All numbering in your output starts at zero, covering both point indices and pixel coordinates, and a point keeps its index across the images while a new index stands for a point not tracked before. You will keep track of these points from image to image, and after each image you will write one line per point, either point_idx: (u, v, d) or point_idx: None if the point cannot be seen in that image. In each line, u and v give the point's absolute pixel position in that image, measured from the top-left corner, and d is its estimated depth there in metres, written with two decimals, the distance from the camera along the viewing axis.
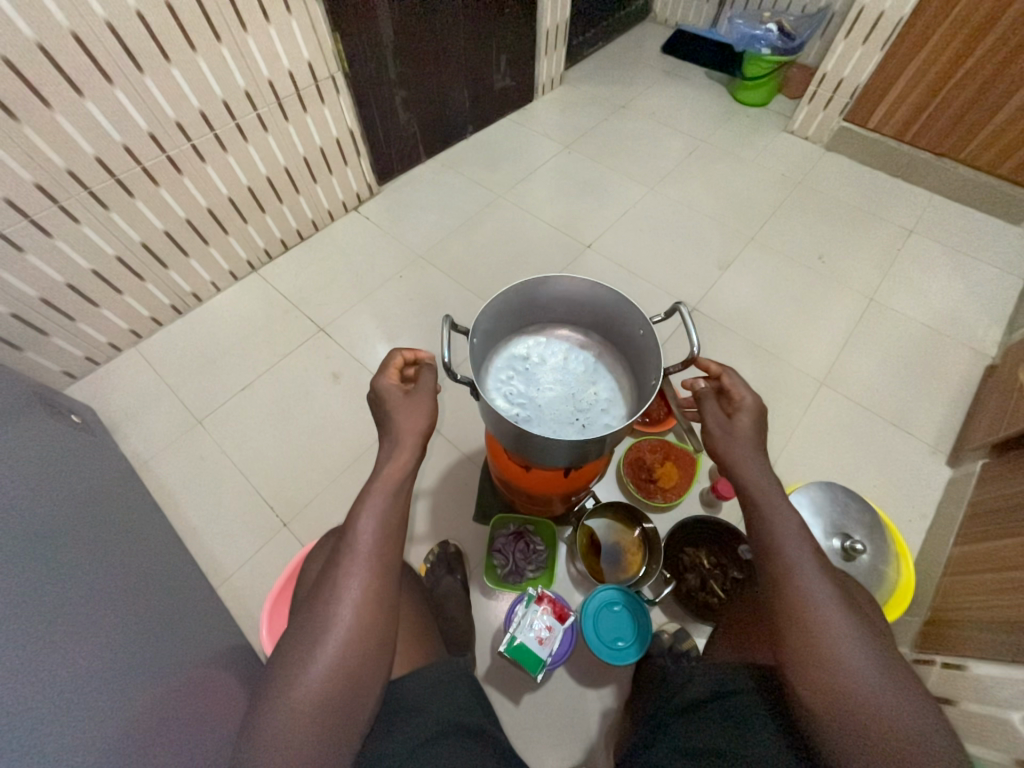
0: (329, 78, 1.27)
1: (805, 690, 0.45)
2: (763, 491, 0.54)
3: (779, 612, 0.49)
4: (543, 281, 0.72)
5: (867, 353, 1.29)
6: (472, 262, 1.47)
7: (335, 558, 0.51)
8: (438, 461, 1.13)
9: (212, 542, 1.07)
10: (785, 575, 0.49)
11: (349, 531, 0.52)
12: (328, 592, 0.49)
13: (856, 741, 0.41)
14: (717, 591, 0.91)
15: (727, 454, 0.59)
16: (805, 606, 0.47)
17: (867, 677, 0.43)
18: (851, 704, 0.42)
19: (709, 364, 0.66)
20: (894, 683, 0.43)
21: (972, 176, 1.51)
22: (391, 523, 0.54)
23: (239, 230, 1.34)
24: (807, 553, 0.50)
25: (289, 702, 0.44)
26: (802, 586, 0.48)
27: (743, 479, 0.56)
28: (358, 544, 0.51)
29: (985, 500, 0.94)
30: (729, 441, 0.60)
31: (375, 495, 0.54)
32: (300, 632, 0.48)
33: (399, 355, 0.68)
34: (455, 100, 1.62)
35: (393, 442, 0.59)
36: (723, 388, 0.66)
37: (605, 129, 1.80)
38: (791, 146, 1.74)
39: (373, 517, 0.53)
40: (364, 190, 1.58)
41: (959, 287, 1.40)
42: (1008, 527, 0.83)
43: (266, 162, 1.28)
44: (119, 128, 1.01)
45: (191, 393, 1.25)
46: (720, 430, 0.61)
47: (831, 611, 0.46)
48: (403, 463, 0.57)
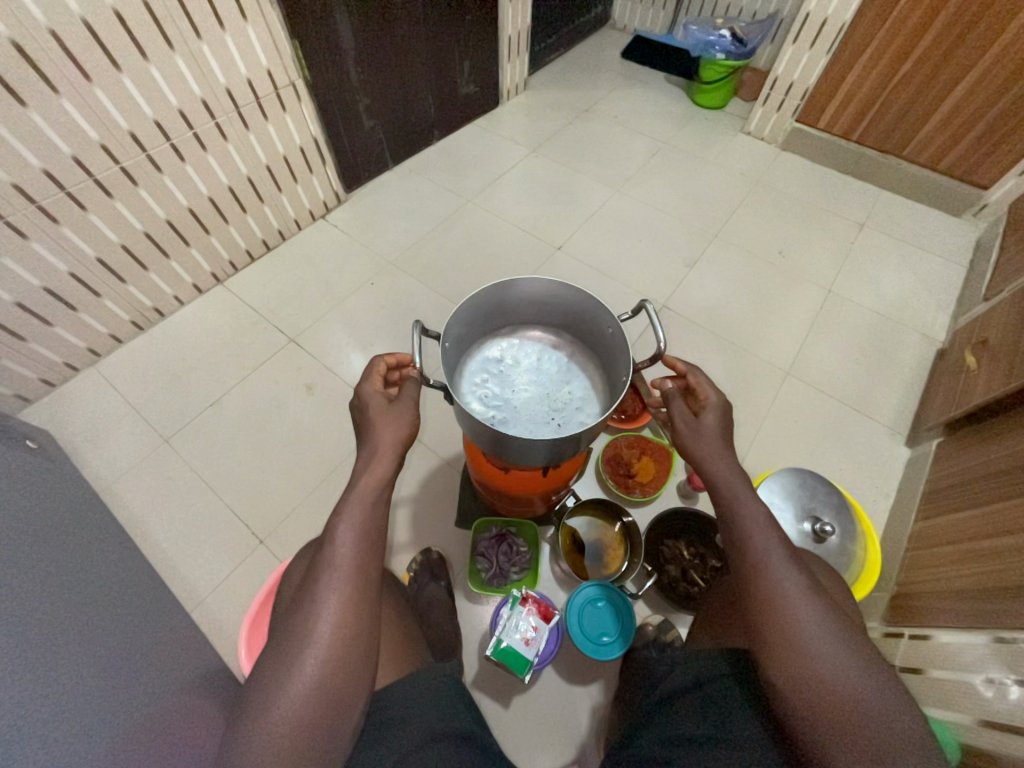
0: (290, 86, 1.25)
1: (778, 675, 0.46)
2: (731, 485, 0.56)
3: (752, 601, 0.50)
4: (513, 284, 0.72)
5: (828, 342, 1.35)
6: (443, 268, 1.47)
7: (314, 572, 0.50)
8: (417, 468, 1.12)
9: (184, 564, 1.03)
10: (753, 563, 0.51)
11: (327, 544, 0.51)
12: (306, 608, 0.48)
13: (828, 724, 0.43)
14: (698, 580, 0.94)
15: (696, 450, 0.61)
16: (775, 593, 0.49)
17: (835, 661, 0.45)
18: (822, 688, 0.44)
19: (676, 363, 0.68)
20: (857, 661, 0.45)
21: (915, 172, 1.60)
22: (370, 534, 0.53)
23: (202, 241, 1.31)
24: (776, 543, 0.52)
25: (268, 723, 0.43)
26: (772, 576, 0.50)
27: (712, 474, 0.58)
28: (337, 557, 0.50)
29: (942, 476, 1.00)
30: (696, 437, 0.62)
31: (353, 506, 0.53)
32: (279, 650, 0.47)
33: (381, 362, 0.68)
34: (420, 105, 1.62)
35: (371, 452, 0.58)
36: (689, 387, 0.68)
37: (570, 133, 1.83)
38: (749, 146, 1.81)
39: (351, 529, 0.52)
40: (331, 197, 1.56)
41: (909, 277, 1.47)
42: (964, 501, 0.88)
43: (227, 171, 1.25)
44: (68, 140, 0.97)
45: (157, 411, 1.21)
46: (688, 429, 0.63)
47: (797, 597, 0.48)
48: (381, 473, 0.56)
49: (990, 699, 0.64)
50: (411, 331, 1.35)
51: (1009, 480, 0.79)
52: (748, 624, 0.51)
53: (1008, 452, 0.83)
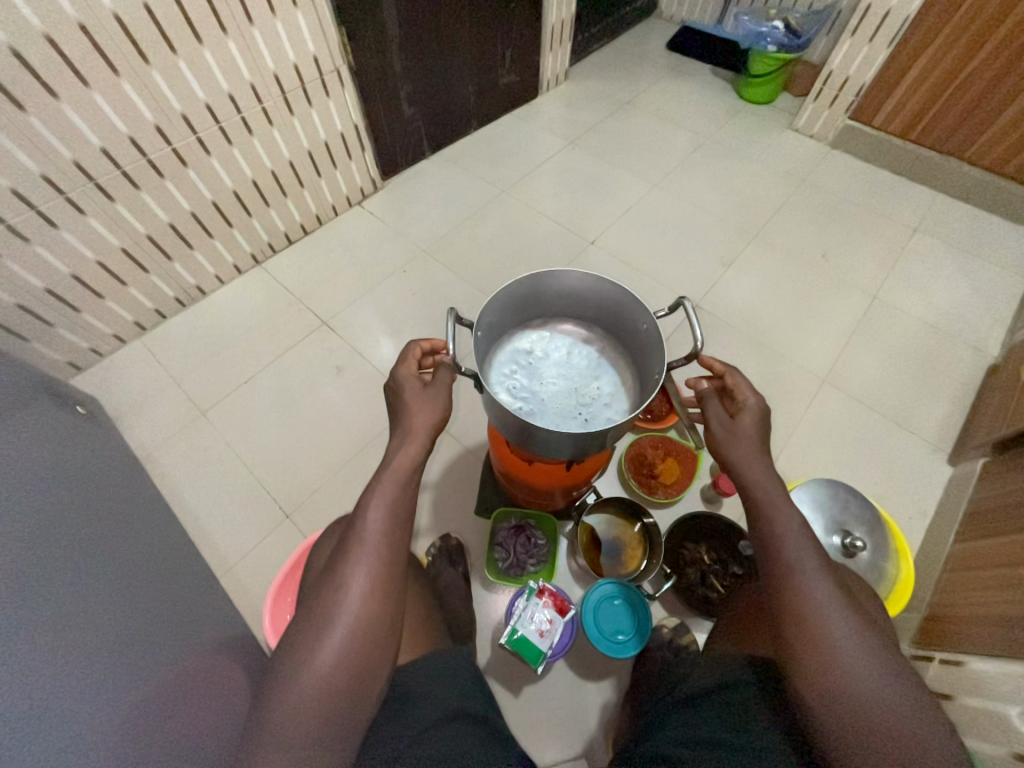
0: (335, 72, 1.27)
1: (806, 687, 0.45)
2: (765, 490, 0.55)
3: (782, 610, 0.49)
4: (548, 275, 0.72)
5: (870, 351, 1.29)
6: (475, 258, 1.47)
7: (345, 545, 0.52)
8: (440, 455, 1.13)
9: (215, 532, 1.08)
10: (786, 571, 0.50)
11: (358, 520, 0.53)
12: (336, 580, 0.50)
13: (858, 740, 0.42)
14: (718, 586, 0.92)
15: (729, 453, 0.59)
16: (808, 603, 0.48)
17: (868, 678, 0.44)
18: (853, 703, 0.43)
19: (714, 363, 0.66)
20: (892, 679, 0.44)
21: (977, 175, 1.51)
22: (399, 514, 0.54)
23: (244, 223, 1.34)
24: (811, 552, 0.50)
25: (297, 685, 0.45)
26: (806, 587, 0.48)
27: (746, 477, 0.56)
28: (367, 534, 0.52)
29: (988, 497, 0.94)
30: (731, 439, 0.60)
31: (385, 485, 0.54)
32: (309, 618, 0.49)
33: (416, 347, 0.69)
34: (459, 94, 1.61)
35: (404, 433, 0.59)
36: (726, 388, 0.67)
37: (610, 126, 1.80)
38: (796, 144, 1.74)
39: (382, 507, 0.53)
40: (368, 184, 1.58)
41: (962, 287, 1.39)
42: (1010, 525, 0.83)
43: (271, 155, 1.28)
44: (125, 120, 1.02)
45: (195, 385, 1.26)
46: (723, 431, 0.61)
47: (832, 609, 0.47)
48: (412, 455, 0.57)
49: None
50: (441, 319, 1.36)
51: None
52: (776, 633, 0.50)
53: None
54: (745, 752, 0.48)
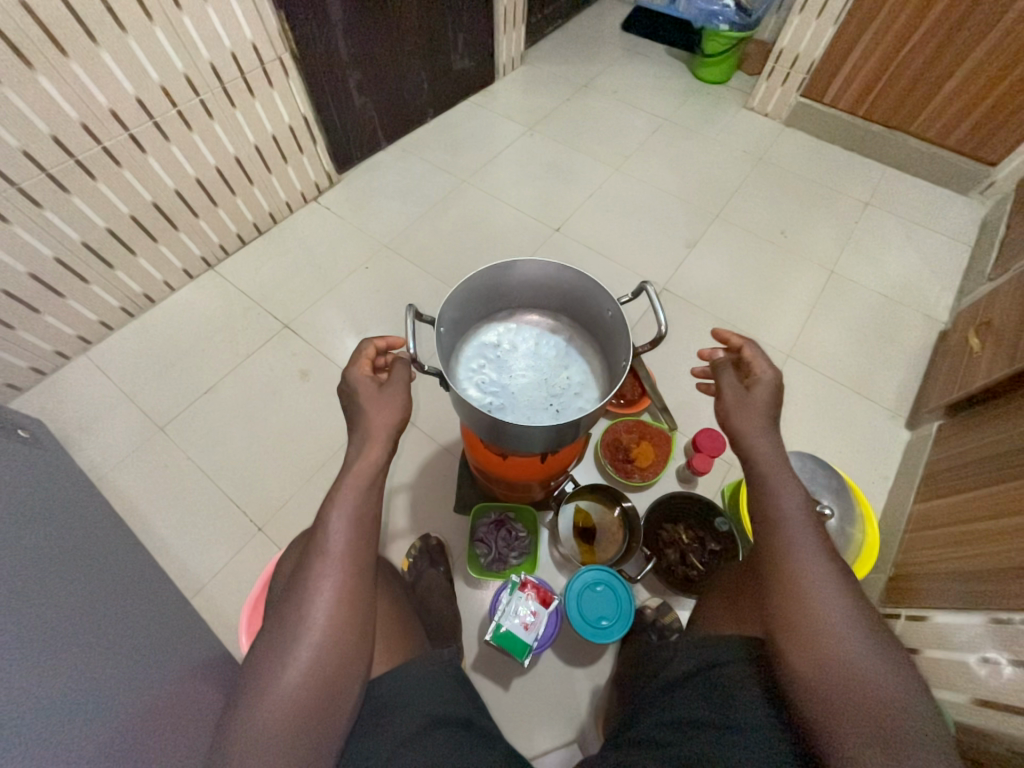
0: (277, 60, 1.20)
1: (795, 656, 0.47)
2: (769, 465, 0.56)
3: (773, 584, 0.51)
4: (509, 266, 0.70)
5: (830, 324, 1.33)
6: (440, 251, 1.44)
7: (307, 558, 0.50)
8: (414, 453, 1.12)
9: (183, 551, 1.03)
10: (781, 546, 0.52)
11: (319, 531, 0.50)
12: (299, 595, 0.48)
13: (839, 703, 0.43)
14: (696, 563, 0.94)
15: (738, 423, 0.60)
16: (795, 575, 0.50)
17: (850, 644, 0.45)
18: (834, 669, 0.44)
19: (730, 335, 0.66)
20: (880, 654, 0.45)
21: (922, 148, 1.56)
22: (363, 522, 0.52)
23: (190, 225, 1.27)
24: (803, 524, 0.53)
25: (264, 706, 0.43)
26: (796, 560, 0.51)
27: (751, 448, 0.58)
28: (330, 544, 0.50)
29: (945, 457, 0.99)
30: (742, 411, 0.60)
31: (345, 493, 0.52)
32: (275, 636, 0.47)
33: (370, 345, 0.66)
34: (413, 81, 1.56)
35: (363, 437, 0.57)
36: (742, 361, 0.66)
37: (568, 110, 1.77)
38: (752, 123, 1.76)
39: (344, 516, 0.51)
40: (322, 178, 1.52)
41: (913, 257, 1.45)
42: (967, 481, 0.88)
43: (215, 152, 1.21)
44: (46, 119, 0.94)
45: (150, 400, 1.19)
46: (734, 400, 0.61)
47: (823, 583, 0.49)
48: (373, 459, 0.55)
49: (984, 677, 0.65)
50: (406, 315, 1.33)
51: (1015, 461, 0.78)
52: (767, 607, 0.51)
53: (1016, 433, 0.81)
54: (730, 730, 0.49)
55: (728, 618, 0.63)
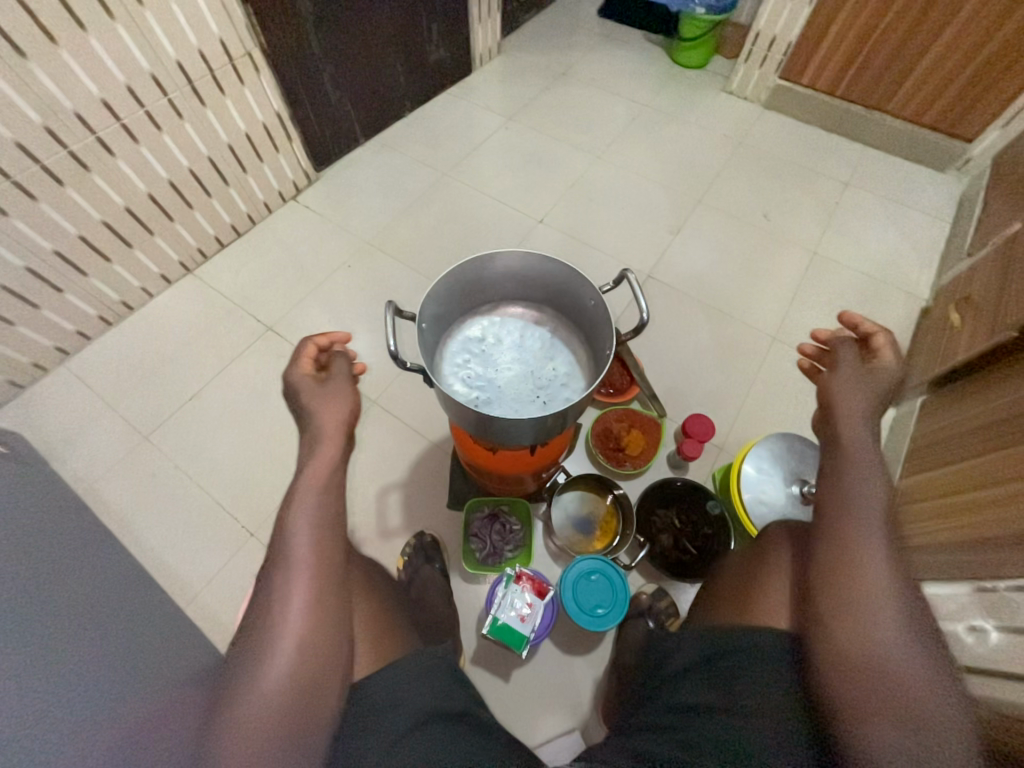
0: (246, 56, 1.18)
1: (838, 631, 0.47)
2: (862, 447, 0.54)
3: (827, 569, 0.50)
4: (490, 259, 0.69)
5: (814, 306, 1.34)
6: (422, 246, 1.42)
7: (272, 563, 0.50)
8: (405, 452, 1.11)
9: (174, 561, 1.02)
10: (842, 539, 0.50)
11: (280, 536, 0.50)
12: (268, 601, 0.47)
13: (874, 683, 0.44)
14: (690, 548, 0.95)
15: (841, 400, 0.58)
16: (852, 556, 0.49)
17: (896, 631, 0.45)
18: (874, 651, 0.45)
19: (863, 320, 0.61)
20: (929, 662, 0.44)
21: (899, 126, 1.57)
22: (325, 520, 0.52)
23: (166, 228, 1.25)
24: (876, 508, 0.51)
25: (240, 713, 0.43)
26: (858, 542, 0.49)
27: (848, 426, 0.56)
28: (294, 548, 0.49)
29: (933, 430, 0.99)
30: (850, 391, 0.58)
31: (303, 496, 0.52)
32: (246, 643, 0.46)
33: (310, 345, 0.63)
34: (388, 74, 1.53)
35: (314, 438, 0.56)
36: (866, 349, 0.62)
37: (547, 99, 1.76)
38: (731, 107, 1.75)
39: (303, 517, 0.51)
40: (300, 177, 1.49)
41: (894, 236, 1.46)
42: (956, 453, 0.88)
43: (187, 153, 1.18)
44: (8, 124, 0.91)
45: (133, 409, 1.17)
46: (847, 378, 0.59)
47: (879, 583, 0.47)
48: (328, 458, 0.55)
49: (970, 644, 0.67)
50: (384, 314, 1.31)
51: (1004, 431, 0.78)
52: (814, 597, 0.51)
53: (1006, 402, 0.81)
54: (736, 714, 0.51)
55: (745, 610, 0.64)
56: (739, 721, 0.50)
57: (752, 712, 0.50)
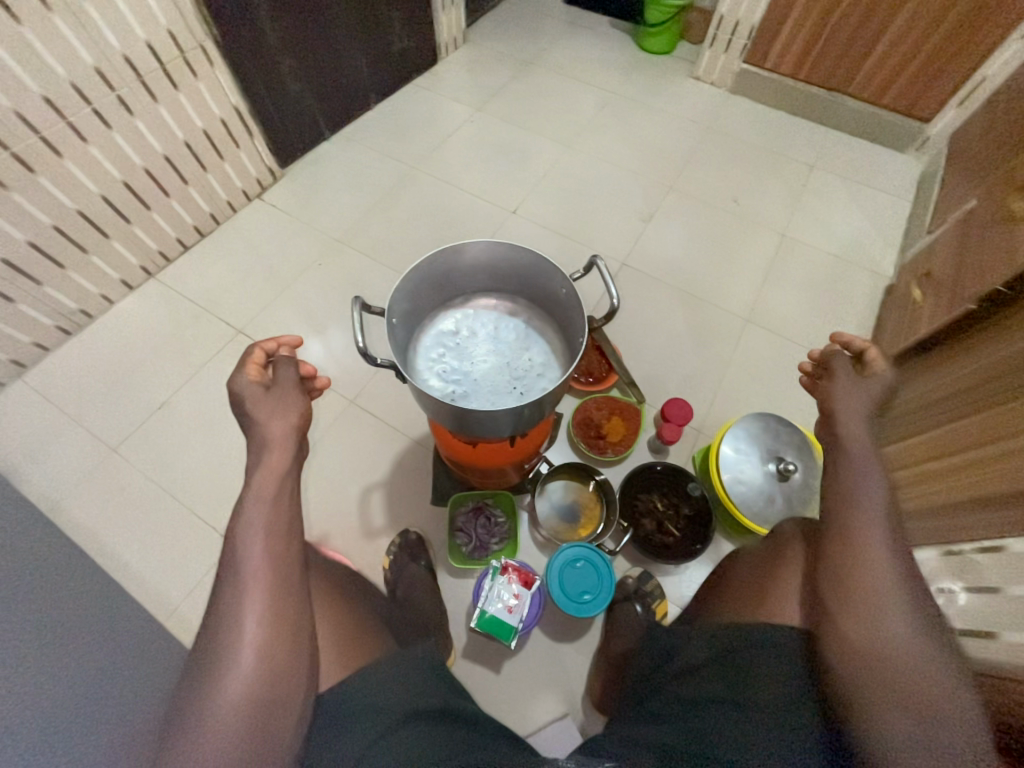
0: (198, 48, 1.13)
1: (849, 626, 0.48)
2: (863, 456, 0.54)
3: (837, 568, 0.51)
4: (458, 250, 0.68)
5: (785, 287, 1.36)
6: (394, 241, 1.40)
7: (221, 579, 0.48)
8: (386, 451, 1.10)
9: (151, 575, 0.99)
10: (849, 540, 0.51)
11: (231, 552, 0.49)
12: (223, 621, 0.46)
13: (884, 676, 0.45)
14: (673, 529, 0.97)
15: (839, 412, 0.57)
16: (862, 552, 0.50)
17: (905, 625, 0.46)
18: (884, 644, 0.46)
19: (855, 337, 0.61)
20: (939, 657, 0.44)
21: (861, 108, 1.60)
22: (279, 532, 0.50)
23: (123, 232, 1.19)
24: (883, 509, 0.52)
25: (192, 741, 0.41)
26: (867, 539, 0.50)
27: (847, 436, 0.55)
28: (246, 564, 0.48)
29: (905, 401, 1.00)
30: (848, 404, 0.57)
31: (252, 509, 0.50)
32: (199, 667, 0.45)
33: (257, 349, 0.62)
34: (350, 65, 1.49)
35: (262, 446, 0.54)
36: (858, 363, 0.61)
37: (515, 88, 1.74)
38: (699, 92, 1.76)
39: (254, 532, 0.49)
40: (264, 174, 1.44)
41: (858, 216, 1.49)
42: (932, 421, 0.88)
43: (140, 151, 1.13)
44: None
45: (99, 421, 1.13)
46: (842, 390, 0.58)
47: (887, 579, 0.48)
48: (278, 466, 0.53)
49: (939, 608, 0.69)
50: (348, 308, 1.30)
51: (983, 394, 0.78)
52: (825, 596, 0.52)
53: (982, 366, 0.81)
54: (742, 706, 0.52)
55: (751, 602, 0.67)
56: (745, 712, 0.51)
57: (757, 704, 0.51)
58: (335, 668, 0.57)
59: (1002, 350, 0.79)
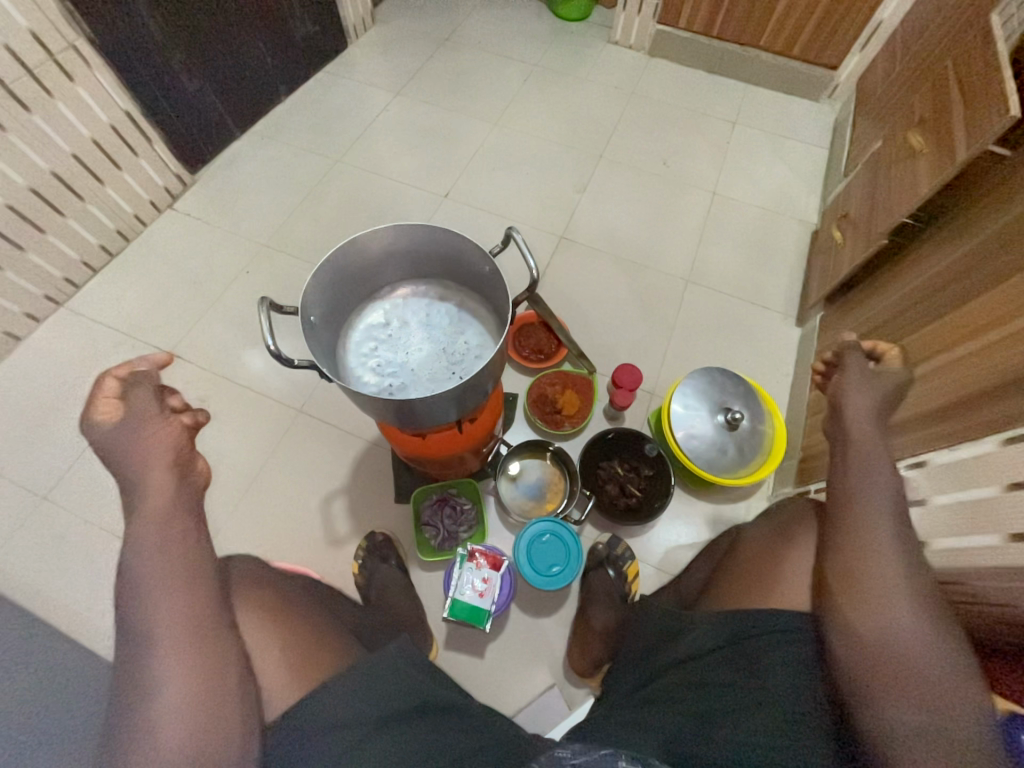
0: (70, 49, 1.03)
1: (851, 611, 0.50)
2: (870, 442, 0.58)
3: (843, 558, 0.53)
4: (373, 239, 0.66)
5: (720, 244, 1.40)
6: (325, 239, 1.34)
7: (127, 639, 0.47)
8: (343, 457, 1.07)
9: (104, 619, 0.94)
10: (855, 530, 0.54)
11: (130, 609, 0.47)
12: (138, 676, 0.45)
13: (886, 663, 0.47)
14: (635, 490, 0.99)
15: (852, 404, 0.62)
16: (864, 543, 0.52)
17: (905, 611, 0.48)
18: (889, 632, 0.48)
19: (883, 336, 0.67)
20: (938, 641, 0.47)
21: (774, 61, 1.63)
22: (173, 572, 0.49)
23: (17, 260, 1.09)
24: (883, 500, 0.54)
25: None
26: (877, 532, 0.52)
27: (855, 429, 0.60)
28: (147, 617, 0.47)
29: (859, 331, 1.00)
30: (863, 393, 0.62)
31: (144, 559, 0.49)
32: (120, 735, 0.43)
33: (109, 379, 0.55)
34: (252, 55, 1.39)
35: (142, 486, 0.52)
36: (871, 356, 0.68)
37: (434, 68, 1.68)
38: (619, 57, 1.75)
39: (148, 581, 0.48)
40: (173, 182, 1.35)
41: (782, 167, 1.54)
42: (911, 329, 0.85)
43: (21, 169, 1.03)
44: None
45: (22, 467, 1.05)
46: (862, 380, 0.63)
47: (889, 568, 0.51)
48: (166, 502, 0.52)
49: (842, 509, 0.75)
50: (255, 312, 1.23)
51: (947, 300, 0.78)
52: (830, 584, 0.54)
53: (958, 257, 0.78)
54: (744, 685, 0.54)
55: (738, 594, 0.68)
56: (750, 691, 0.53)
57: (756, 682, 0.54)
58: (303, 682, 0.56)
59: (954, 256, 0.80)
